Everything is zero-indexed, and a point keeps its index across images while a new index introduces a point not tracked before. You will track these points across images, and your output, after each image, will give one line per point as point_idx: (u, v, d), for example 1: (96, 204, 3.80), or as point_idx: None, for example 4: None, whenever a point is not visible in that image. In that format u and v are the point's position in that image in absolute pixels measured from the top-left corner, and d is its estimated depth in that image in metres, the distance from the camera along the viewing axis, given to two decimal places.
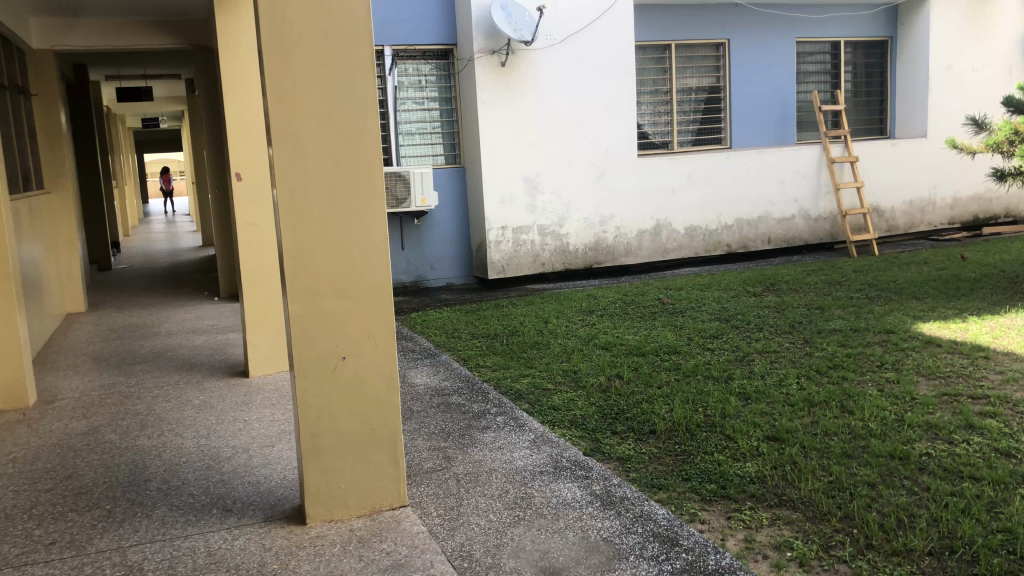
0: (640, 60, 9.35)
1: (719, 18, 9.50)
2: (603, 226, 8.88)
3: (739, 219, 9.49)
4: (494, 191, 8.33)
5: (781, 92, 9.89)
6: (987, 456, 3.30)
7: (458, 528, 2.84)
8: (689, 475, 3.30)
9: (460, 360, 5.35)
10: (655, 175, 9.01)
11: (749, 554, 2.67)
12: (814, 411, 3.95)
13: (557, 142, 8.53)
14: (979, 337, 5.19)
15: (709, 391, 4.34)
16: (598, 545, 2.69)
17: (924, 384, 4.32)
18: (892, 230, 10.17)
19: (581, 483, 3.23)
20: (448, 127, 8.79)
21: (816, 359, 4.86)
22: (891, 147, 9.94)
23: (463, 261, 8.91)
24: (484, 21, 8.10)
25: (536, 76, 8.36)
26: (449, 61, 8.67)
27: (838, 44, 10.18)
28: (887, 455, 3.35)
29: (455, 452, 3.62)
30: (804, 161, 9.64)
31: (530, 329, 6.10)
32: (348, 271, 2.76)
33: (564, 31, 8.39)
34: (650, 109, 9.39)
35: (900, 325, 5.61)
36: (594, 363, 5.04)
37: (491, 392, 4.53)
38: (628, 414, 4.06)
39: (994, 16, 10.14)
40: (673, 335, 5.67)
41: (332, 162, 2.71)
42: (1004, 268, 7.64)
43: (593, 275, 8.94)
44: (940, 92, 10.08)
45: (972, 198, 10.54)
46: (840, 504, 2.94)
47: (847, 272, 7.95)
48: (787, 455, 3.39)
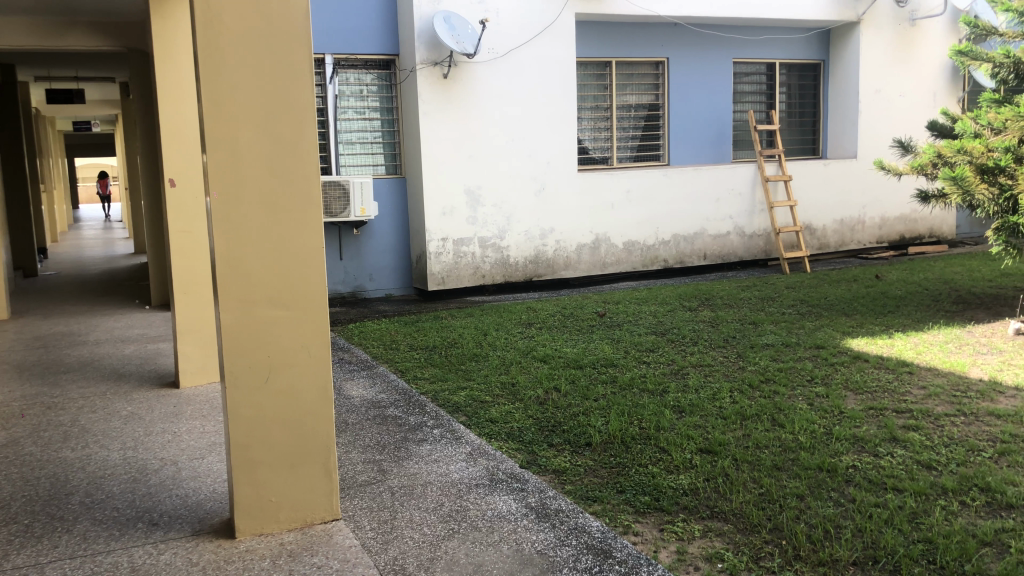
0: (581, 76, 9.45)
1: (659, 37, 9.66)
2: (544, 239, 8.93)
3: (676, 235, 9.65)
4: (435, 203, 8.30)
5: (719, 111, 10.10)
6: (909, 468, 3.40)
7: (392, 542, 2.80)
8: (624, 488, 3.32)
9: (398, 372, 5.31)
10: (595, 189, 9.11)
11: (681, 565, 2.69)
12: (746, 424, 4.02)
13: (499, 155, 8.54)
14: (903, 352, 5.37)
15: (645, 403, 4.39)
16: (532, 557, 2.69)
17: (852, 398, 4.44)
18: (823, 247, 10.46)
19: (516, 495, 3.22)
20: (389, 138, 8.75)
21: (749, 373, 4.96)
22: (822, 168, 10.25)
23: (403, 271, 8.85)
24: (427, 32, 8.10)
25: (478, 88, 8.37)
26: (391, 71, 8.64)
27: (773, 66, 10.46)
28: (816, 467, 3.42)
29: (390, 465, 3.58)
30: (739, 179, 9.86)
31: (469, 341, 6.09)
32: (283, 280, 2.71)
33: (507, 44, 8.44)
34: (590, 125, 9.50)
35: (830, 340, 5.76)
36: (532, 376, 5.04)
37: (428, 405, 4.49)
38: (564, 427, 4.07)
39: (918, 43, 10.54)
40: (610, 348, 5.73)
41: (268, 168, 2.66)
42: (927, 287, 7.92)
43: (533, 287, 8.97)
44: (869, 115, 10.41)
45: (898, 218, 10.90)
46: (770, 516, 2.99)
47: (779, 288, 8.14)
48: (720, 468, 3.44)
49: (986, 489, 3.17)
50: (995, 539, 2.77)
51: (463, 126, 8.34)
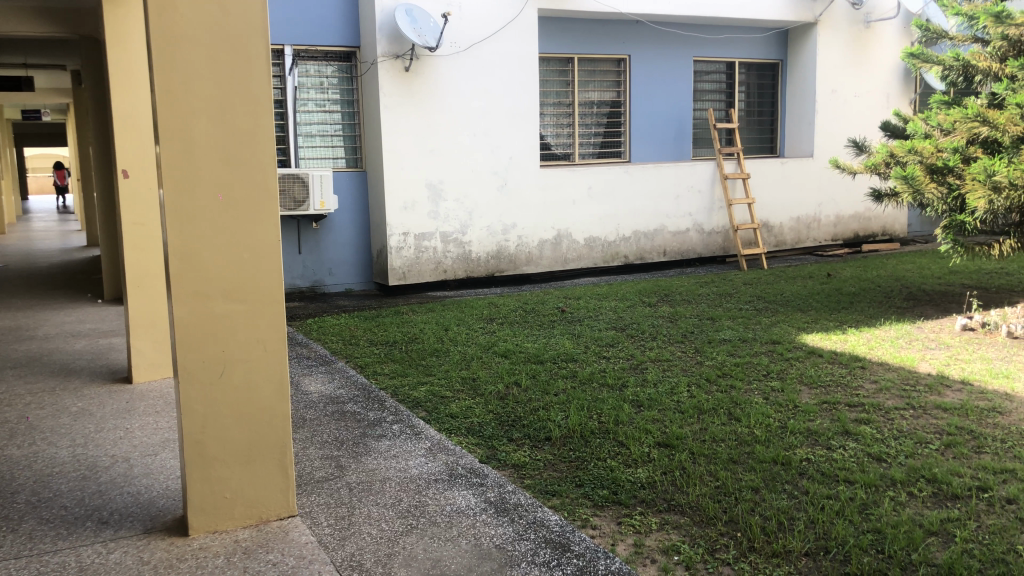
0: (544, 72, 9.45)
1: (621, 34, 9.70)
2: (505, 234, 8.93)
3: (636, 231, 9.72)
4: (395, 197, 8.25)
5: (678, 109, 10.19)
6: (860, 460, 3.47)
7: (350, 538, 2.78)
8: (582, 481, 3.34)
9: (357, 367, 5.27)
10: (556, 186, 9.13)
11: (638, 558, 2.72)
12: (703, 418, 4.07)
13: (460, 149, 8.52)
14: (856, 347, 5.47)
15: (604, 398, 4.42)
16: (490, 552, 2.69)
17: (806, 392, 4.51)
18: (780, 245, 10.61)
19: (475, 490, 3.22)
20: (349, 130, 8.67)
21: (706, 368, 5.01)
22: (780, 166, 10.40)
23: (363, 266, 8.79)
24: (388, 24, 8.03)
25: (440, 83, 8.33)
26: (352, 63, 8.56)
27: (732, 65, 10.57)
28: (770, 461, 3.47)
29: (348, 461, 3.55)
30: (698, 177, 9.96)
31: (430, 337, 6.06)
32: (238, 274, 2.68)
33: (469, 39, 8.41)
34: (552, 121, 9.53)
35: (785, 335, 5.85)
36: (492, 371, 5.04)
37: (387, 400, 4.47)
38: (524, 422, 4.08)
39: (873, 44, 10.74)
40: (571, 343, 5.75)
41: (223, 161, 2.62)
42: (880, 283, 8.08)
43: (495, 282, 8.97)
44: (825, 114, 10.57)
45: (853, 216, 11.11)
46: (725, 508, 3.03)
47: (736, 285, 8.24)
48: (677, 461, 3.48)
49: (933, 480, 3.25)
50: (941, 529, 2.84)
51: (425, 121, 8.30)
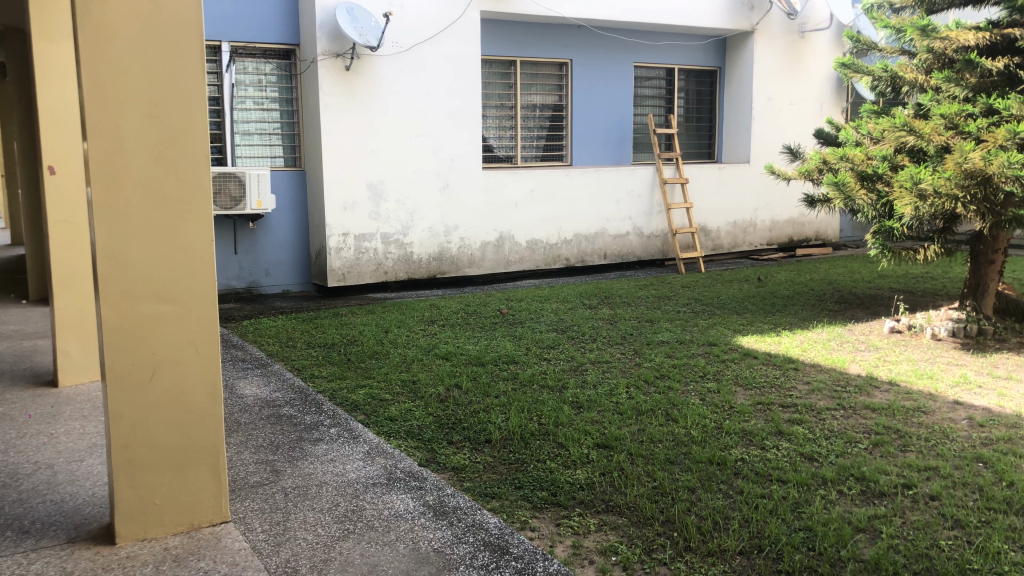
0: (486, 74, 9.46)
1: (563, 38, 9.76)
2: (447, 236, 8.90)
3: (577, 235, 9.78)
4: (335, 198, 8.14)
5: (619, 113, 10.30)
6: (793, 460, 3.55)
7: (284, 544, 2.73)
8: (522, 484, 3.35)
9: (293, 370, 5.18)
10: (497, 188, 9.13)
11: (576, 559, 2.73)
12: (641, 419, 4.11)
13: (401, 150, 8.45)
14: (789, 349, 5.60)
15: (544, 399, 4.43)
16: (429, 556, 2.67)
17: (742, 393, 4.59)
18: (717, 248, 10.80)
19: (414, 494, 3.19)
20: (288, 129, 8.54)
21: (645, 369, 5.07)
22: (717, 171, 10.59)
23: (301, 267, 8.66)
24: (328, 23, 7.93)
25: (381, 83, 8.25)
26: (291, 61, 8.43)
27: (672, 71, 10.73)
28: (706, 461, 3.53)
29: (283, 465, 3.49)
30: (638, 180, 10.07)
31: (369, 339, 6.00)
32: (169, 275, 2.61)
33: (411, 40, 8.35)
34: (495, 123, 9.56)
35: (722, 338, 5.96)
36: (433, 373, 5.01)
37: (325, 403, 4.40)
38: (464, 424, 4.06)
39: (808, 54, 11.02)
40: (512, 346, 5.75)
41: (153, 159, 2.55)
42: (812, 287, 8.29)
43: (436, 284, 8.93)
44: (762, 121, 10.80)
45: (787, 221, 11.37)
46: (662, 509, 3.06)
47: (674, 288, 8.36)
48: (616, 462, 3.51)
49: (861, 478, 3.34)
50: (868, 525, 2.92)
51: (365, 121, 8.21)
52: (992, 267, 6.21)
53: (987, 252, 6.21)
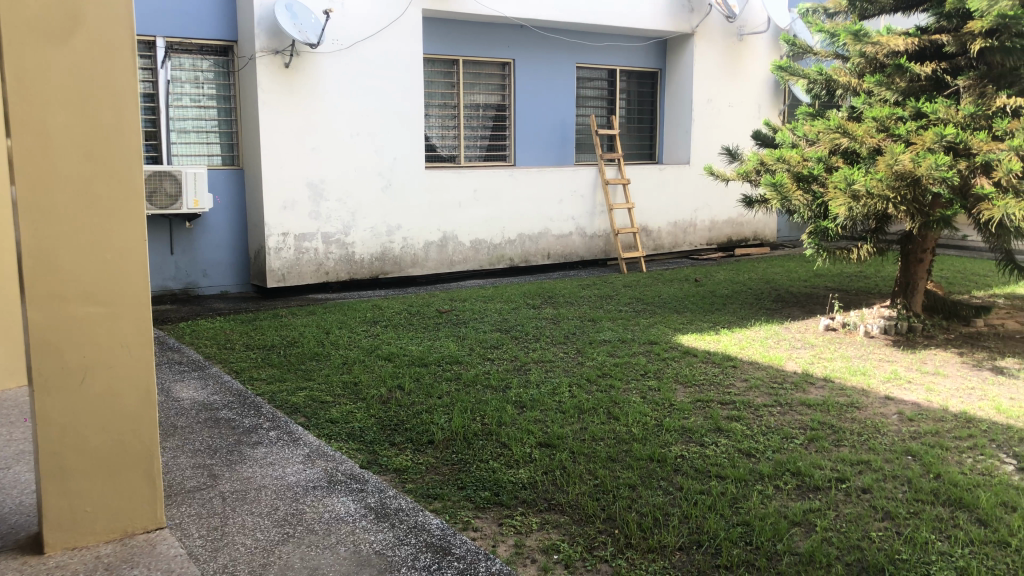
0: (429, 73, 9.43)
1: (506, 38, 9.78)
2: (390, 235, 8.83)
3: (521, 235, 9.80)
4: (275, 196, 8.02)
5: (561, 114, 10.37)
6: (731, 456, 3.61)
7: (222, 549, 2.68)
8: (464, 484, 3.34)
9: (231, 373, 5.08)
10: (440, 188, 9.09)
11: (519, 559, 2.73)
12: (583, 417, 4.14)
13: (342, 150, 8.36)
14: (728, 347, 5.70)
15: (487, 399, 4.43)
16: (370, 558, 2.64)
17: (681, 391, 4.66)
18: (658, 248, 10.94)
19: (355, 496, 3.16)
20: (226, 127, 8.38)
21: (587, 368, 5.11)
22: (658, 172, 10.73)
23: (239, 268, 8.50)
24: (268, 19, 7.78)
25: (321, 80, 8.14)
26: (229, 58, 8.27)
27: (614, 72, 10.84)
28: (647, 458, 3.57)
29: (222, 469, 3.42)
30: (581, 181, 10.14)
31: (310, 340, 5.91)
32: (100, 275, 2.53)
33: (352, 37, 8.26)
34: (437, 122, 9.53)
35: (663, 336, 6.04)
36: (375, 374, 4.96)
37: (263, 406, 4.33)
38: (407, 426, 4.03)
39: (745, 57, 11.24)
40: (455, 346, 5.73)
41: (83, 157, 2.47)
42: (750, 286, 8.46)
43: (378, 285, 8.85)
44: (701, 123, 10.98)
45: (726, 222, 11.58)
46: (603, 506, 3.09)
47: (617, 287, 8.45)
48: (558, 461, 3.53)
49: (797, 473, 3.42)
50: (803, 519, 2.99)
51: (305, 120, 8.10)
52: (920, 266, 6.42)
53: (916, 252, 6.41)
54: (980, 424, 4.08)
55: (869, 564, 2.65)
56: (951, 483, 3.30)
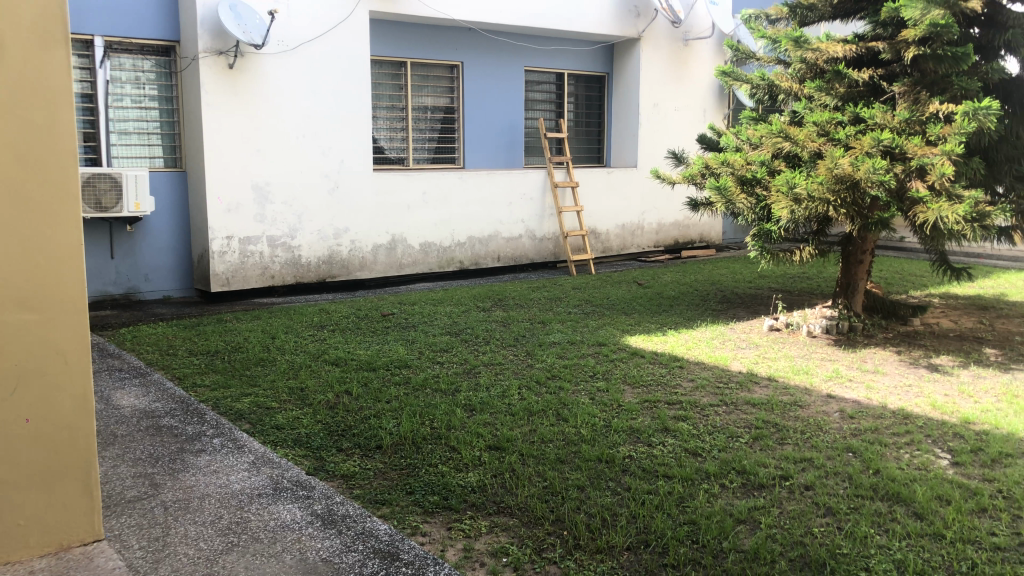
0: (377, 74, 9.36)
1: (454, 40, 9.76)
2: (337, 239, 8.74)
3: (471, 237, 9.78)
4: (218, 199, 7.87)
5: (510, 117, 10.40)
6: (678, 456, 3.65)
7: (163, 560, 2.62)
8: (412, 488, 3.31)
9: (174, 379, 4.98)
10: (388, 190, 9.03)
11: (467, 562, 2.73)
12: (532, 419, 4.15)
13: (288, 152, 8.25)
14: (675, 348, 5.77)
15: (436, 403, 4.40)
16: (316, 566, 2.61)
17: (629, 391, 4.70)
18: (607, 250, 11.03)
19: (301, 503, 3.11)
20: (168, 128, 8.20)
21: (536, 371, 5.12)
22: (606, 175, 10.82)
23: (183, 272, 8.33)
24: (210, 19, 7.63)
25: (266, 81, 8.02)
26: (171, 58, 8.11)
27: (562, 76, 10.90)
28: (595, 459, 3.59)
29: (163, 478, 3.35)
30: (530, 184, 10.17)
31: (255, 345, 5.83)
32: (32, 279, 2.46)
33: (298, 38, 8.16)
34: (386, 124, 9.47)
35: (611, 337, 6.08)
36: (322, 379, 4.91)
37: (207, 413, 4.24)
38: (354, 431, 3.99)
39: (691, 62, 11.40)
40: (404, 350, 5.69)
41: (13, 155, 2.39)
42: (696, 287, 8.57)
43: (326, 288, 8.75)
44: (648, 127, 11.10)
45: (673, 224, 11.73)
46: (552, 508, 3.10)
47: (566, 289, 8.49)
48: (507, 463, 3.53)
49: (741, 471, 3.47)
50: (748, 517, 3.03)
51: (249, 122, 7.97)
52: (860, 267, 6.58)
53: (856, 253, 6.55)
54: (917, 420, 4.19)
55: (810, 559, 2.71)
56: (889, 478, 3.38)
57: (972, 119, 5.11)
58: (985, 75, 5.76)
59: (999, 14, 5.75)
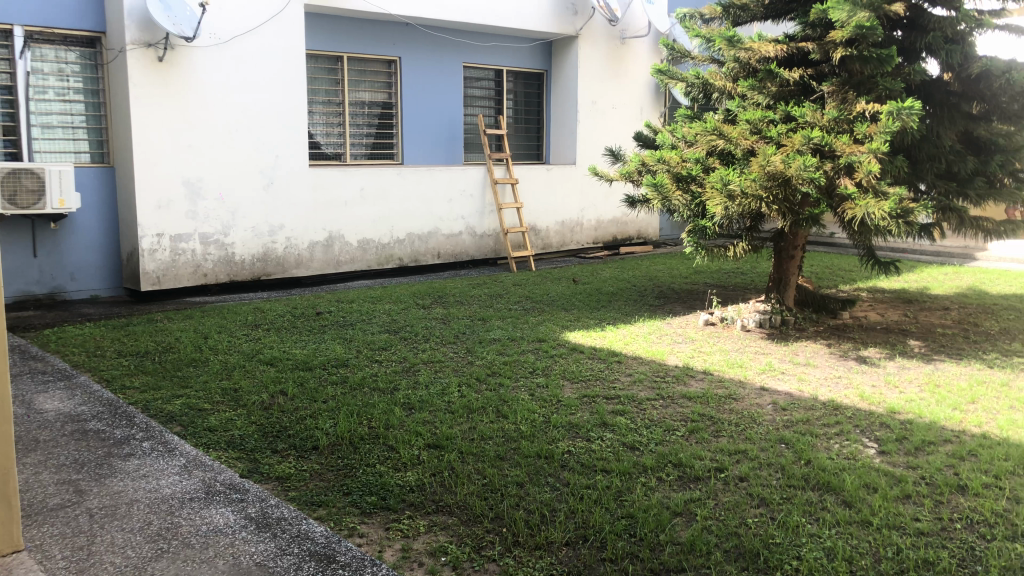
0: (312, 68, 9.22)
1: (391, 35, 9.67)
2: (272, 236, 8.58)
3: (410, 234, 9.71)
4: (148, 195, 7.64)
5: (449, 113, 10.35)
6: (616, 450, 3.68)
7: (87, 571, 2.53)
8: (350, 489, 3.27)
9: (102, 382, 4.81)
10: (325, 186, 8.91)
11: (405, 563, 2.70)
12: (471, 417, 4.13)
13: (220, 147, 8.07)
14: (613, 343, 5.81)
15: (374, 402, 4.35)
16: (249, 571, 2.56)
17: (568, 387, 4.72)
18: (546, 247, 11.07)
19: (235, 507, 3.04)
20: (94, 123, 7.93)
21: (476, 367, 5.10)
22: (545, 172, 10.86)
23: (111, 271, 8.07)
24: (138, 10, 7.39)
25: (197, 75, 7.81)
26: (97, 49, 7.85)
27: (500, 72, 10.90)
28: (534, 455, 3.60)
29: (89, 484, 3.23)
30: (470, 180, 10.14)
31: (187, 345, 5.68)
32: None
33: (231, 31, 7.97)
34: (322, 119, 9.33)
35: (551, 333, 6.10)
36: (256, 380, 4.80)
37: (137, 416, 4.12)
38: (290, 431, 3.92)
39: (628, 60, 11.52)
40: (342, 349, 5.61)
41: None
42: (634, 283, 8.66)
43: (261, 286, 8.59)
44: (586, 124, 11.17)
45: (611, 221, 11.83)
46: (491, 506, 3.09)
47: (505, 286, 8.50)
48: (446, 462, 3.51)
49: (678, 464, 3.52)
50: (684, 509, 3.08)
51: (180, 116, 7.76)
52: (791, 262, 6.72)
53: (788, 249, 6.70)
54: (847, 411, 4.31)
55: (745, 549, 2.75)
56: (820, 468, 3.47)
57: (895, 119, 5.20)
58: (908, 76, 5.94)
59: (920, 17, 5.96)
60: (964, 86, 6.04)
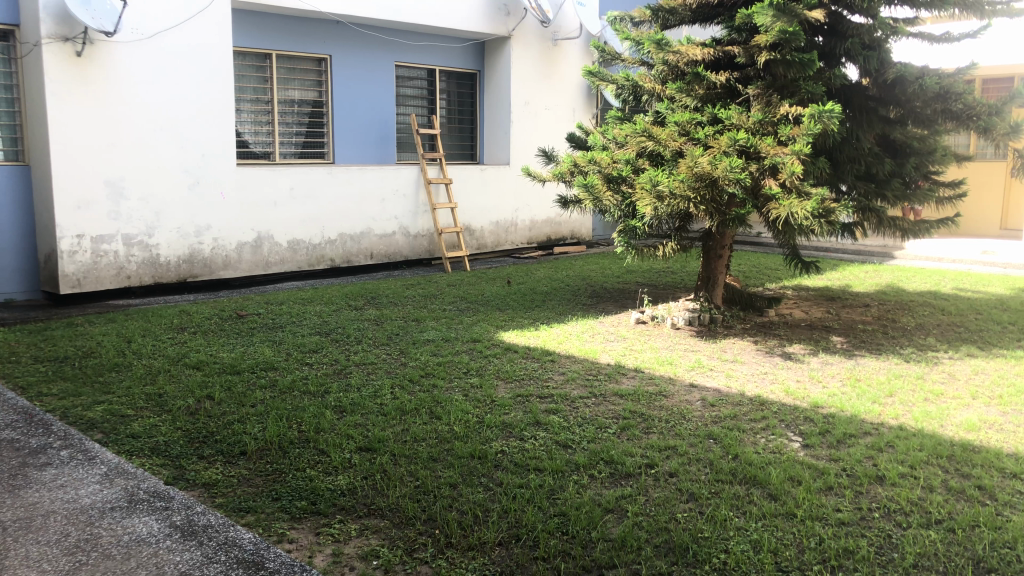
0: (240, 66, 9.03)
1: (321, 33, 9.54)
2: (198, 237, 8.38)
3: (341, 234, 9.59)
4: (67, 195, 7.36)
5: (381, 112, 10.26)
6: (549, 448, 3.70)
7: None
8: (279, 495, 3.21)
9: (16, 390, 4.61)
10: (253, 186, 8.73)
11: (336, 567, 2.66)
12: (404, 419, 4.10)
13: (143, 146, 7.83)
14: (547, 343, 5.85)
15: (305, 406, 4.28)
16: None
17: (502, 387, 4.72)
18: (480, 247, 11.07)
19: (159, 516, 2.96)
20: (8, 119, 7.62)
21: (410, 369, 5.06)
22: (478, 172, 10.86)
23: (27, 273, 7.76)
24: (54, 3, 7.12)
25: (117, 71, 7.56)
26: (9, 43, 7.54)
27: (433, 72, 10.85)
28: (468, 456, 3.59)
29: (2, 497, 3.10)
30: (403, 180, 10.06)
31: (109, 350, 5.49)
32: None
33: (154, 27, 7.75)
34: (250, 118, 9.16)
35: (484, 333, 6.10)
36: (182, 385, 4.67)
37: (55, 424, 3.97)
38: (217, 437, 3.83)
39: (559, 62, 11.61)
40: (271, 351, 5.50)
41: None
42: (568, 283, 8.72)
43: (187, 288, 8.37)
44: (519, 125, 11.22)
45: (544, 221, 11.90)
46: (424, 507, 3.07)
47: (439, 286, 8.46)
48: (378, 464, 3.47)
49: (610, 462, 3.56)
50: (616, 506, 3.11)
51: (100, 113, 7.50)
52: (719, 261, 6.86)
53: (716, 248, 6.83)
54: (772, 406, 4.42)
55: (674, 544, 2.80)
56: (747, 462, 3.55)
57: (817, 122, 5.35)
58: (829, 80, 6.12)
59: (840, 24, 6.15)
60: (882, 90, 6.26)
